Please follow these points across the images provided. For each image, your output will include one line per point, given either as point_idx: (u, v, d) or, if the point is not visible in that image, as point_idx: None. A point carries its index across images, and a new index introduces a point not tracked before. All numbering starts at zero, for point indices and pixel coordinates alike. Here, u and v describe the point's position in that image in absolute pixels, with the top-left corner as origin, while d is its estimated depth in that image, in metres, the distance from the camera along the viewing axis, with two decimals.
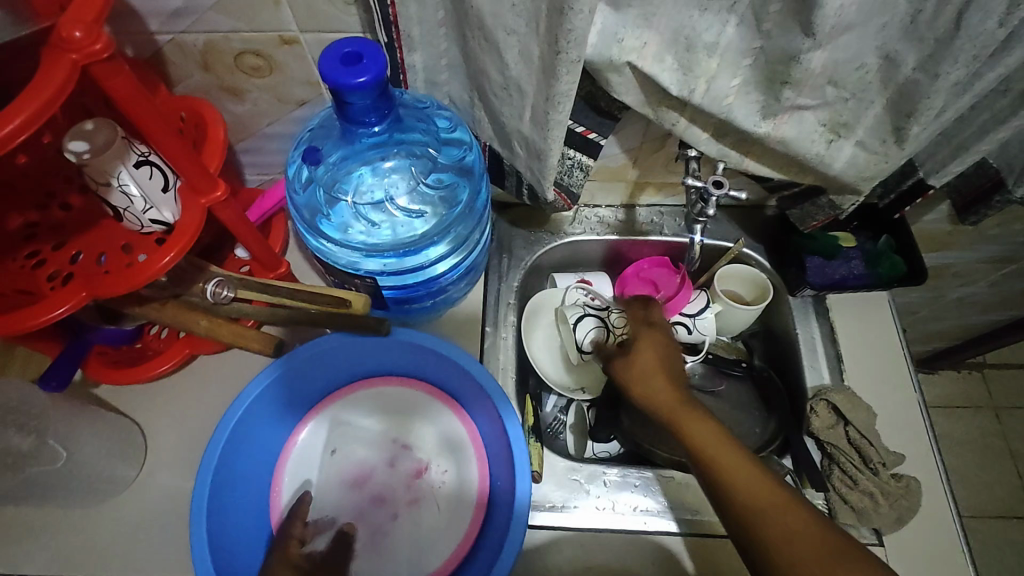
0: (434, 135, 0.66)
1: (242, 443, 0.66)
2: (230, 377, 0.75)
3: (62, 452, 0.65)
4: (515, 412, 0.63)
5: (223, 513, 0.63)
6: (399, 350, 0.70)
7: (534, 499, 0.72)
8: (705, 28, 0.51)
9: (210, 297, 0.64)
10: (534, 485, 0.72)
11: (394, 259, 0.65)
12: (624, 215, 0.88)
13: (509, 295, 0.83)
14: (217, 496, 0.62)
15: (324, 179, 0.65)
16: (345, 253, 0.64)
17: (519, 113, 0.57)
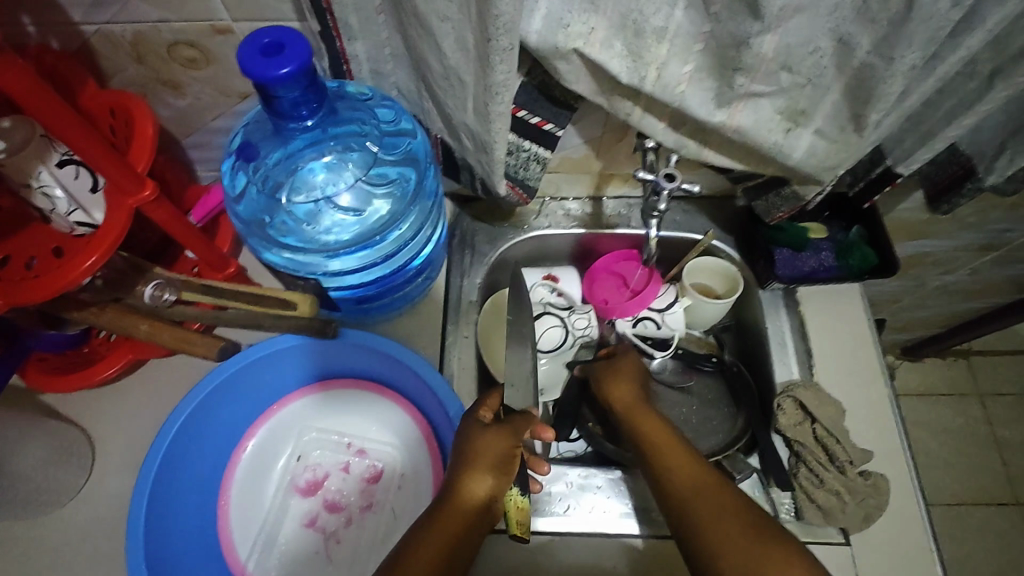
0: (376, 131, 0.63)
1: (186, 450, 0.64)
2: (178, 382, 0.72)
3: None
4: (457, 398, 0.63)
5: (164, 523, 0.62)
6: (347, 351, 0.68)
7: (535, 506, 0.69)
8: (653, 11, 0.48)
9: (149, 300, 0.61)
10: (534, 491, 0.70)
11: (367, 254, 0.64)
12: (591, 207, 0.86)
13: (472, 292, 0.81)
14: (156, 506, 0.61)
15: (266, 183, 0.62)
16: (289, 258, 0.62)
17: (463, 105, 0.55)
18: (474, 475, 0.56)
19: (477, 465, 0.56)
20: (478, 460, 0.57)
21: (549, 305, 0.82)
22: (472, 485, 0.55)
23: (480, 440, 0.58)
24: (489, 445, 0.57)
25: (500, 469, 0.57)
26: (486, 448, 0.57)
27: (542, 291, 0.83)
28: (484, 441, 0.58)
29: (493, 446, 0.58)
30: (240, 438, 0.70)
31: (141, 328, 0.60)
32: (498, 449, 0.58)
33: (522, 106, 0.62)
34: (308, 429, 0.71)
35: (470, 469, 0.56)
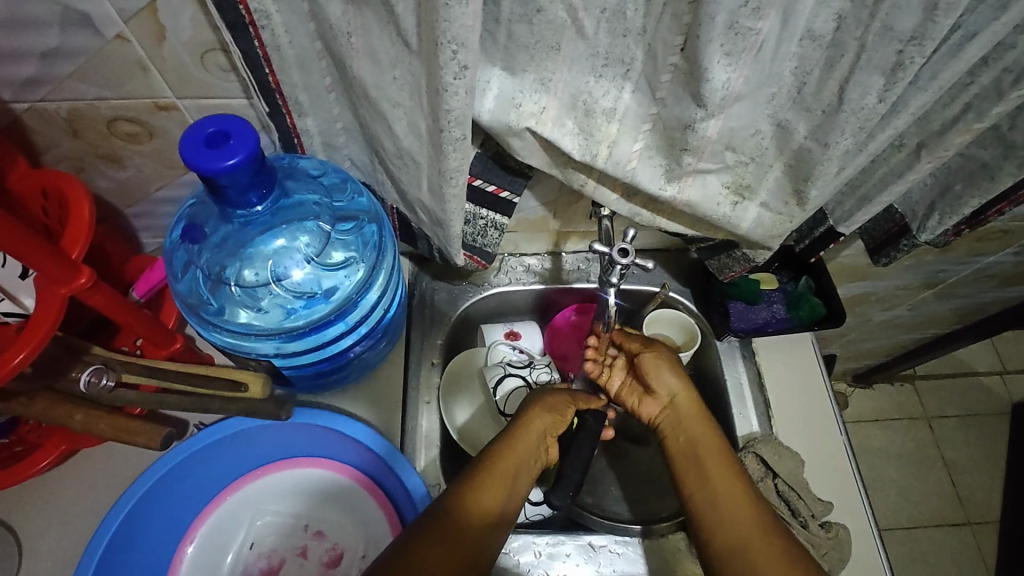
0: (329, 206, 0.62)
1: (126, 549, 0.60)
2: (118, 468, 0.67)
3: None
4: (398, 451, 0.62)
5: None
6: (299, 431, 0.65)
7: None
8: (602, 94, 0.50)
9: (84, 388, 0.56)
10: (502, 563, 0.67)
11: (339, 326, 0.64)
12: (551, 262, 0.86)
13: (432, 354, 0.80)
14: None
15: (215, 264, 0.60)
16: (241, 341, 0.61)
17: (417, 183, 0.54)
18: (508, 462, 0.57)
19: (523, 443, 0.58)
20: (527, 432, 0.60)
21: (509, 365, 0.77)
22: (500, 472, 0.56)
23: (528, 415, 0.61)
24: (534, 420, 0.61)
25: (535, 450, 0.59)
26: (533, 423, 0.61)
27: (503, 349, 0.80)
28: (518, 439, 0.59)
29: (541, 418, 0.61)
30: (187, 528, 0.66)
31: (76, 419, 0.57)
32: (544, 424, 0.61)
33: (478, 175, 0.62)
34: (259, 513, 0.68)
35: (512, 443, 0.58)
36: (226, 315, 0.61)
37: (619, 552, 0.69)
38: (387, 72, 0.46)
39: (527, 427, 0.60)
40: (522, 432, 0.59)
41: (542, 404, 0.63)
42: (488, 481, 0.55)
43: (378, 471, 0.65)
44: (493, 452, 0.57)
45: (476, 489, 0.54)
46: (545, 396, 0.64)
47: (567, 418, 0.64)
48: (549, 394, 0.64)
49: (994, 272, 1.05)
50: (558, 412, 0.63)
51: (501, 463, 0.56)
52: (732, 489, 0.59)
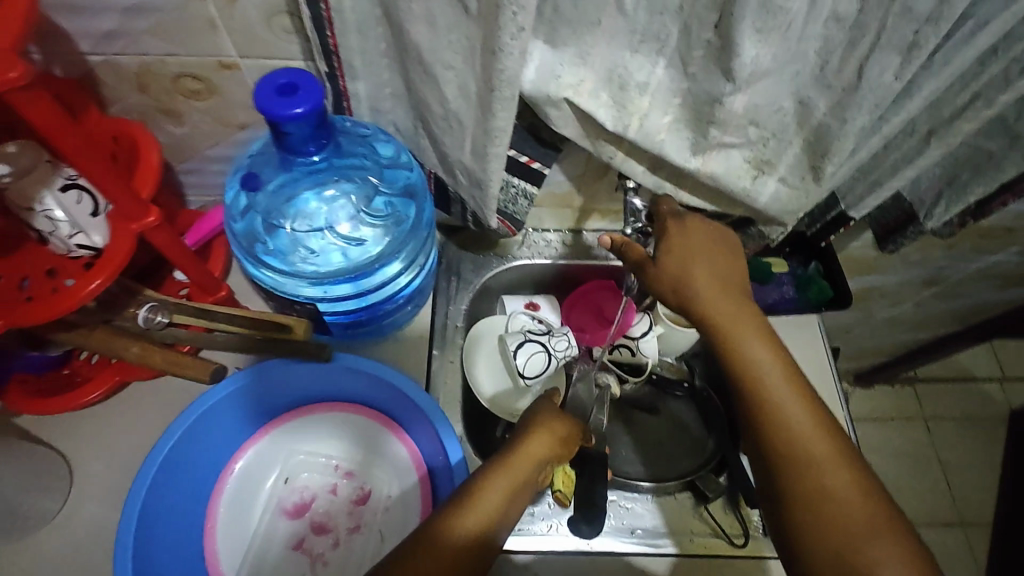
0: (377, 165, 0.67)
1: (172, 477, 0.64)
2: (163, 404, 0.72)
3: None
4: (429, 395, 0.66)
5: (152, 546, 0.62)
6: (333, 375, 0.69)
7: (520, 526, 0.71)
8: (637, 68, 0.54)
9: (141, 323, 0.62)
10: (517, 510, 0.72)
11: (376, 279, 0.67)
12: (571, 239, 0.90)
13: (457, 317, 0.85)
14: (145, 530, 0.61)
15: (271, 208, 0.65)
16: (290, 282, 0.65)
17: (461, 144, 0.58)
18: (506, 483, 0.56)
19: (522, 464, 0.58)
20: (526, 455, 0.59)
21: (529, 332, 0.82)
22: (494, 492, 0.55)
23: (528, 439, 0.60)
24: (536, 441, 0.61)
25: (533, 475, 0.58)
26: (534, 444, 0.60)
27: (522, 318, 0.85)
28: (516, 456, 0.58)
29: (544, 443, 0.61)
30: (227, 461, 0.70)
31: (132, 350, 0.61)
32: (545, 448, 0.60)
33: (513, 145, 0.67)
34: (295, 451, 0.72)
35: (508, 469, 0.57)
36: (276, 256, 0.65)
37: (628, 506, 0.73)
38: (443, 36, 0.50)
39: (526, 451, 0.59)
40: (519, 454, 0.58)
41: (549, 430, 0.62)
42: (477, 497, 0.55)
43: (407, 418, 0.69)
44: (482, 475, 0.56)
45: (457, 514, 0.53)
46: (548, 417, 0.64)
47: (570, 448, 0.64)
48: (543, 418, 0.64)
49: (996, 273, 1.09)
50: (560, 438, 0.62)
51: (490, 485, 0.55)
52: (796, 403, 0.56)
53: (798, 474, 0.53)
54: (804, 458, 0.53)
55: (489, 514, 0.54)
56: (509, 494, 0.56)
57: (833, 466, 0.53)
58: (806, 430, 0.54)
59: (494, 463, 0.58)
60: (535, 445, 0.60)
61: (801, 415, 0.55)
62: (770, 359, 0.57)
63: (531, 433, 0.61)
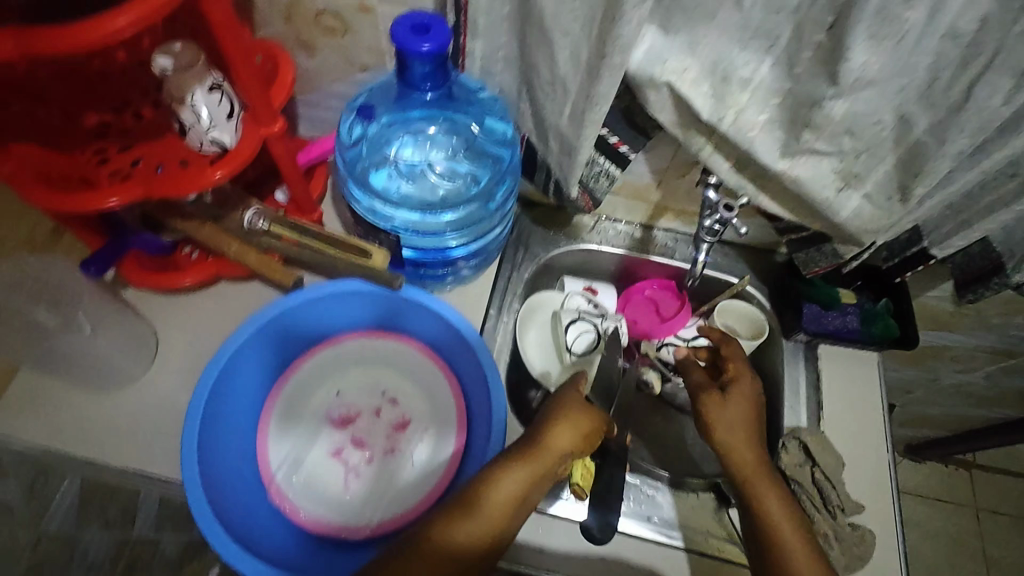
0: (478, 119, 0.72)
1: (241, 364, 0.69)
2: (243, 304, 0.79)
3: (87, 328, 0.71)
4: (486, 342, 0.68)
5: (214, 421, 0.67)
6: (400, 306, 0.73)
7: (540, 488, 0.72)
8: (743, 63, 0.56)
9: (245, 224, 0.69)
10: None
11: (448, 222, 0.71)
12: (641, 233, 0.93)
13: (518, 285, 0.88)
14: (213, 404, 0.66)
15: (377, 142, 0.71)
16: (376, 204, 0.70)
17: (560, 109, 0.62)
18: (523, 478, 0.58)
19: (543, 459, 0.60)
20: (547, 450, 0.60)
21: (584, 311, 0.86)
22: (510, 484, 0.58)
23: (554, 433, 0.62)
24: (561, 435, 0.62)
25: (553, 470, 0.60)
26: (559, 438, 0.61)
27: (578, 299, 0.87)
28: (536, 451, 0.60)
29: (569, 438, 0.62)
30: (287, 363, 0.75)
31: (231, 247, 0.68)
32: (569, 444, 0.61)
33: (606, 124, 0.70)
34: (349, 369, 0.76)
35: (527, 464, 0.59)
36: (371, 180, 0.71)
37: (649, 492, 0.74)
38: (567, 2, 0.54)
39: (549, 446, 0.61)
40: (541, 450, 0.60)
41: (574, 426, 0.63)
42: (492, 485, 0.57)
43: (460, 362, 0.72)
44: (499, 468, 0.59)
45: (468, 508, 0.56)
46: (576, 412, 0.64)
47: (594, 445, 0.64)
48: (570, 412, 0.64)
49: None
50: (586, 433, 0.63)
51: (506, 478, 0.58)
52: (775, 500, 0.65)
53: (769, 549, 0.62)
54: (779, 547, 0.62)
55: (508, 510, 0.57)
56: (525, 489, 0.58)
57: (794, 533, 0.62)
58: (787, 532, 0.62)
59: (514, 454, 0.60)
60: (558, 446, 0.61)
61: (791, 526, 0.63)
62: (782, 513, 0.64)
63: (554, 427, 0.62)
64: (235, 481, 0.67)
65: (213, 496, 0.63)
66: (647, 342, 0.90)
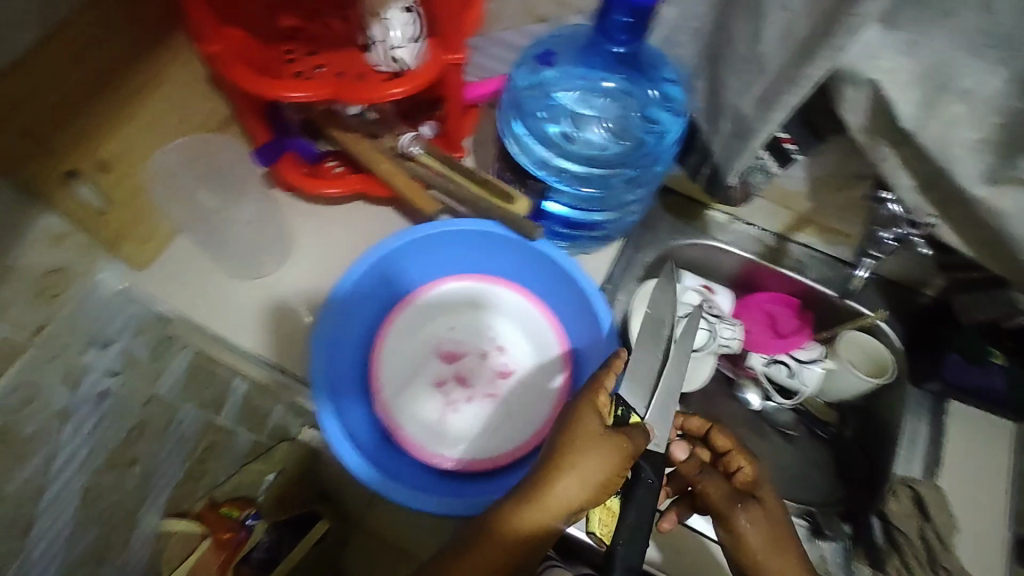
0: (650, 100, 0.70)
1: (376, 279, 0.71)
2: (372, 226, 0.81)
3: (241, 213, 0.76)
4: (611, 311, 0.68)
5: (342, 327, 0.69)
6: (531, 260, 0.73)
7: None
8: (969, 74, 0.50)
9: (399, 146, 0.71)
10: None
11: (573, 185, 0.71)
12: (774, 243, 0.88)
13: (636, 267, 0.87)
14: (346, 311, 0.68)
15: (544, 84, 0.71)
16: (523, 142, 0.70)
17: (746, 89, 0.60)
18: (514, 539, 0.55)
19: (536, 514, 0.54)
20: (547, 504, 0.54)
21: (700, 309, 0.82)
22: (497, 544, 0.55)
23: (556, 485, 0.54)
24: (567, 487, 0.54)
25: (559, 519, 0.55)
26: (565, 490, 0.54)
27: (694, 295, 0.85)
28: (529, 508, 0.55)
29: (571, 490, 0.54)
30: (410, 289, 0.76)
31: (383, 165, 0.70)
32: (575, 499, 0.54)
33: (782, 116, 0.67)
34: (464, 308, 0.78)
35: (516, 520, 0.54)
36: (527, 118, 0.71)
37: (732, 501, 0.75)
38: None
39: (547, 501, 0.55)
40: (539, 506, 0.54)
41: (577, 475, 0.54)
42: (483, 538, 0.55)
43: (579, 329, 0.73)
44: (491, 520, 0.56)
45: (459, 562, 0.55)
46: (579, 454, 0.54)
47: (612, 489, 0.55)
48: (574, 456, 0.54)
49: None
50: (601, 483, 0.54)
51: (495, 535, 0.55)
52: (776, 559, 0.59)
53: None
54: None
55: (491, 567, 0.55)
56: (520, 542, 0.55)
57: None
58: None
59: (508, 505, 0.56)
60: (555, 500, 0.54)
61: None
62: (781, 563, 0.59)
63: (556, 475, 0.54)
64: (349, 386, 0.71)
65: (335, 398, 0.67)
66: (756, 355, 0.85)
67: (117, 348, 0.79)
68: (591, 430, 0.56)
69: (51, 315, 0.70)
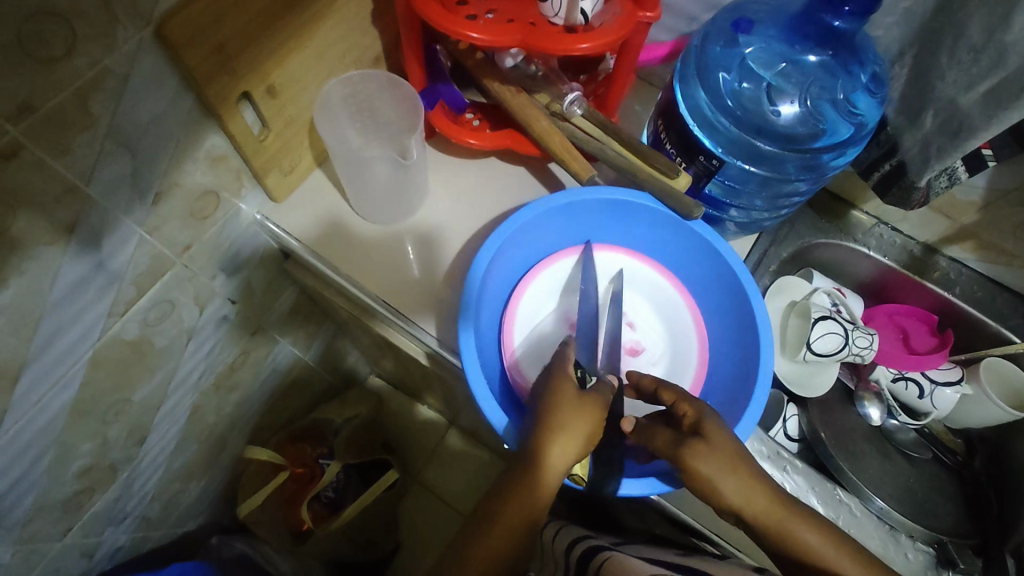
0: (851, 81, 0.64)
1: (525, 233, 0.70)
2: (508, 185, 0.79)
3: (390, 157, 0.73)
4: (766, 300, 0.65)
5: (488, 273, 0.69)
6: (683, 238, 0.71)
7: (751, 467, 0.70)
8: None
9: (564, 107, 0.69)
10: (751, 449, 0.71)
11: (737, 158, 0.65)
12: (920, 253, 0.83)
13: (770, 261, 0.83)
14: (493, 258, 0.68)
15: (741, 51, 0.68)
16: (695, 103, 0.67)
17: (968, 84, 0.54)
18: (516, 516, 0.54)
19: (534, 481, 0.54)
20: (545, 471, 0.54)
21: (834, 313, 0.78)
22: (503, 524, 0.54)
23: (549, 453, 0.54)
24: (560, 452, 0.54)
25: (554, 486, 0.55)
26: (560, 454, 0.54)
27: (824, 298, 0.81)
28: (525, 476, 0.54)
29: (561, 453, 0.54)
30: (552, 251, 0.75)
31: (541, 123, 0.68)
32: (563, 461, 0.54)
33: None
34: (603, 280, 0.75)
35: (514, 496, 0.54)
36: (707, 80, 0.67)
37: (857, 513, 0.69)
38: None
39: (541, 469, 0.54)
40: (531, 475, 0.54)
41: (559, 436, 0.54)
42: (494, 515, 0.55)
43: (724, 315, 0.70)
44: (497, 503, 0.55)
45: (474, 545, 0.54)
46: (562, 418, 0.55)
47: (590, 446, 0.56)
48: (548, 418, 0.55)
49: None
50: (587, 436, 0.55)
51: (503, 512, 0.54)
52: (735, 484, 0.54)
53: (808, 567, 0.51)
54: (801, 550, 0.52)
55: (504, 542, 0.54)
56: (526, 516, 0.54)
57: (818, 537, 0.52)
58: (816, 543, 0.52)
59: (507, 479, 0.55)
60: (549, 468, 0.54)
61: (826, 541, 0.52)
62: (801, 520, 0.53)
63: (545, 443, 0.54)
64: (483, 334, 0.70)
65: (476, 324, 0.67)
66: (882, 368, 0.80)
67: (241, 276, 0.81)
68: (567, 397, 0.57)
69: (198, 235, 0.69)
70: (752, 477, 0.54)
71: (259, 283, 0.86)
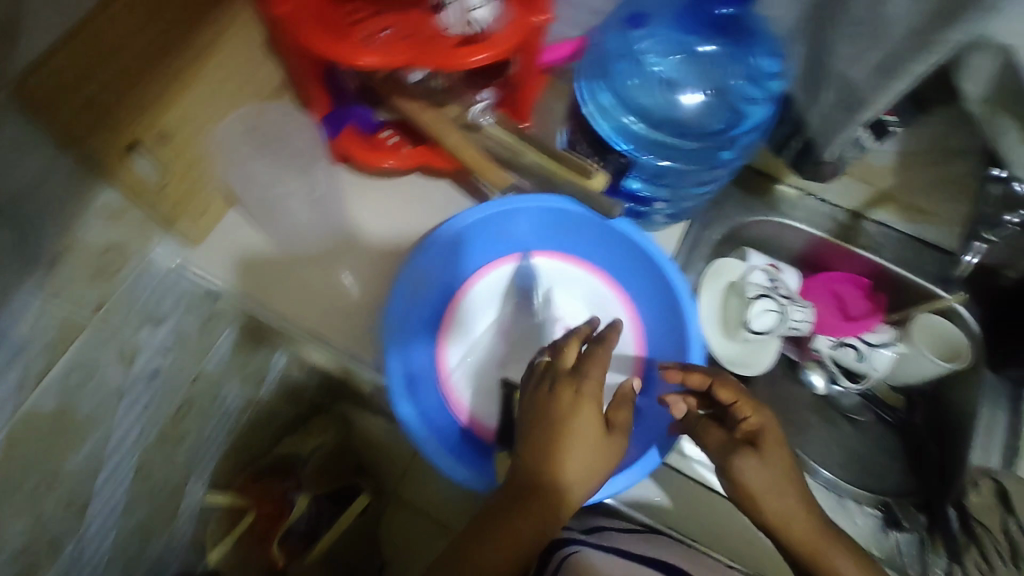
0: (745, 70, 0.68)
1: (447, 251, 0.70)
2: (433, 201, 0.78)
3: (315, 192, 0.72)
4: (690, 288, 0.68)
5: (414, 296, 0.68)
6: (604, 238, 0.72)
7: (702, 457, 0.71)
8: None
9: (470, 118, 0.67)
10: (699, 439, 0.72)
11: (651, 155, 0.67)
12: (847, 220, 0.83)
13: (703, 246, 0.83)
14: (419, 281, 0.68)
15: (638, 48, 0.70)
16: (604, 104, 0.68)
17: (856, 56, 0.55)
18: (522, 525, 0.53)
19: (542, 495, 0.53)
20: (559, 480, 0.54)
21: (769, 290, 0.79)
22: (506, 534, 0.53)
23: (570, 462, 0.54)
24: (576, 458, 0.54)
25: (569, 501, 0.54)
26: (577, 461, 0.54)
27: (760, 274, 0.81)
28: (534, 487, 0.54)
29: (577, 463, 0.54)
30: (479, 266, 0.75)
31: (451, 137, 0.67)
32: (577, 470, 0.54)
33: None
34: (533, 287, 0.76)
35: (523, 507, 0.53)
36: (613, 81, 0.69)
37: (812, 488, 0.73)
38: None
39: (554, 479, 0.54)
40: (542, 486, 0.54)
41: (581, 447, 0.55)
42: (494, 525, 0.53)
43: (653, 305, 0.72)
44: (501, 510, 0.54)
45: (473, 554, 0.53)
46: (584, 423, 0.55)
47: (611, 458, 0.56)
48: (576, 442, 0.54)
49: None
50: (603, 447, 0.56)
51: (505, 520, 0.53)
52: (775, 500, 0.57)
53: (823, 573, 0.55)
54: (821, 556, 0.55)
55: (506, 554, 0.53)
56: (531, 528, 0.53)
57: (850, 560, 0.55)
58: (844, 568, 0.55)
59: (513, 487, 0.55)
60: (569, 476, 0.54)
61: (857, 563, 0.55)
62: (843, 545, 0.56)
63: (565, 455, 0.54)
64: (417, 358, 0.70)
65: (406, 336, 0.68)
66: (822, 337, 0.81)
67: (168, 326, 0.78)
68: (594, 412, 0.56)
69: (108, 293, 0.66)
70: (798, 499, 0.57)
71: (191, 330, 0.82)
